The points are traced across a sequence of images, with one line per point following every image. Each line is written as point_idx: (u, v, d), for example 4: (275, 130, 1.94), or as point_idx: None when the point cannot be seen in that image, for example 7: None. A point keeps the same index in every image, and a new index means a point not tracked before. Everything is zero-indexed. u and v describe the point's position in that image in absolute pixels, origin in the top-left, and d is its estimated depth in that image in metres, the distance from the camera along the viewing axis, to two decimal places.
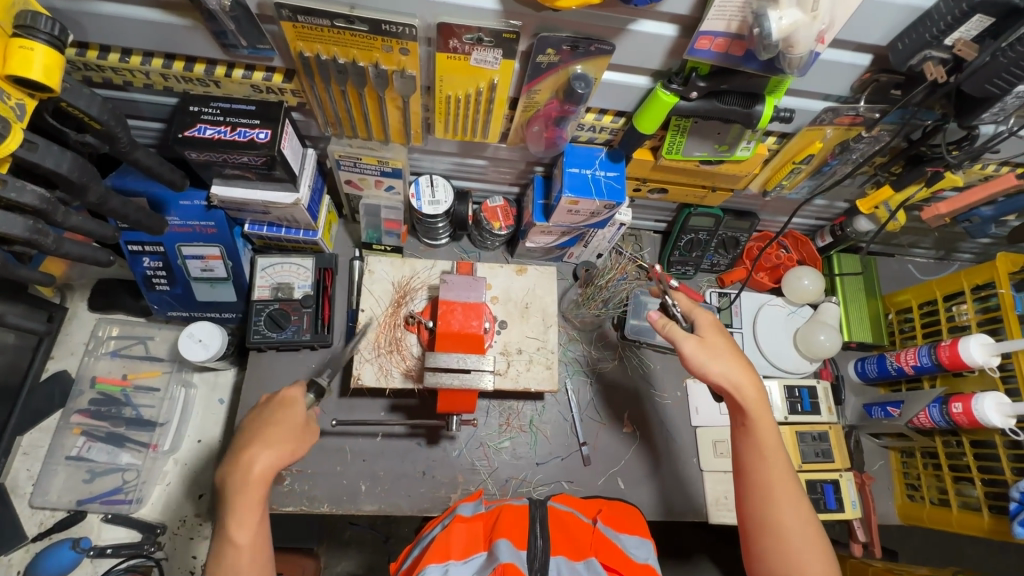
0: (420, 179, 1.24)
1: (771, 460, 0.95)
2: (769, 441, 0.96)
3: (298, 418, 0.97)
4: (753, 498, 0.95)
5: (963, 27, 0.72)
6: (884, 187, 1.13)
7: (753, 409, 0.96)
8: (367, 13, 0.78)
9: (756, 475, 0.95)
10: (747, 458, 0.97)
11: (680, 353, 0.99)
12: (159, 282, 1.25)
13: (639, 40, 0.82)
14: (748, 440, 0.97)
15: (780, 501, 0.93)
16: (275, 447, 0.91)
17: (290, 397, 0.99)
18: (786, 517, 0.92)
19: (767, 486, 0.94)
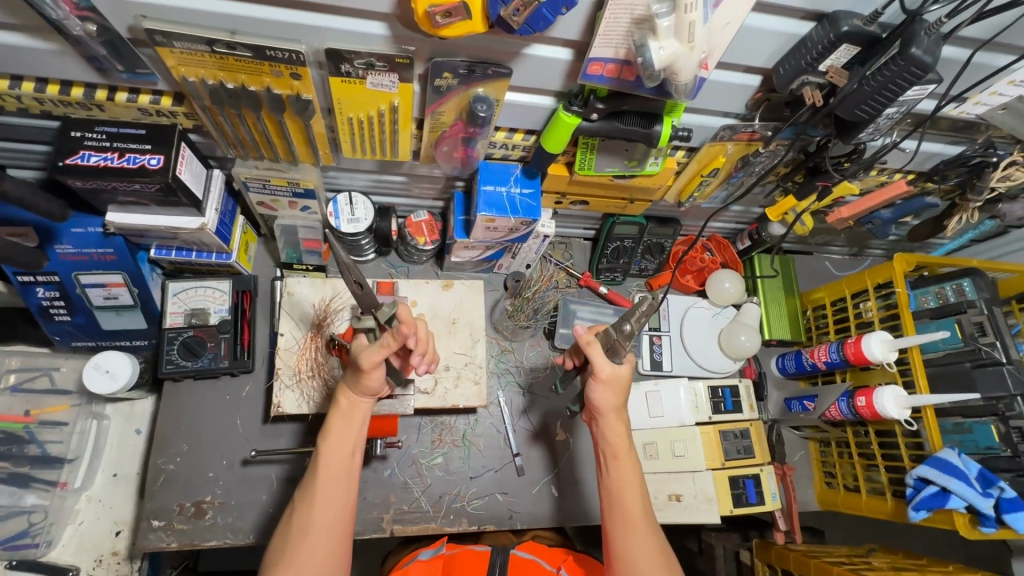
0: (338, 197, 1.20)
1: (637, 492, 0.98)
2: (628, 471, 0.98)
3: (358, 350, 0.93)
4: (620, 529, 0.95)
5: (833, 55, 0.75)
6: (788, 196, 1.18)
7: (623, 443, 1.00)
8: (249, 39, 0.75)
9: (624, 504, 0.96)
10: (617, 489, 0.98)
11: (595, 370, 0.98)
12: (59, 313, 1.18)
13: (536, 63, 0.82)
14: (619, 470, 0.99)
15: (641, 532, 0.94)
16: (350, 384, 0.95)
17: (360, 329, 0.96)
18: (644, 549, 0.93)
19: (630, 515, 0.96)
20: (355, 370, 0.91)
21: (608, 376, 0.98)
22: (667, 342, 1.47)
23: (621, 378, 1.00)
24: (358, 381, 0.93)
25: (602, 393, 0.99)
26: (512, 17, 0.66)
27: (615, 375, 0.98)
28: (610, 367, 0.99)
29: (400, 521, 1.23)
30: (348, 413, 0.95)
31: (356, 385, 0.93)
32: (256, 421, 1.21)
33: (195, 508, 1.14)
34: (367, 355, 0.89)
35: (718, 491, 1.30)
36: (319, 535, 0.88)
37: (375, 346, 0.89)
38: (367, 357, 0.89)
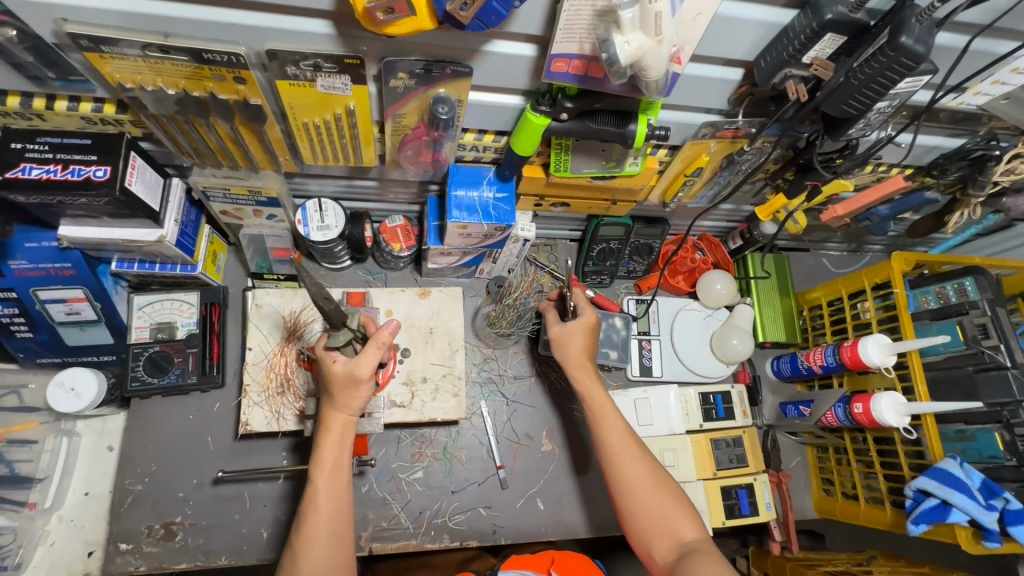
0: (307, 204, 1.14)
1: (615, 423, 1.02)
2: (601, 405, 1.05)
3: (340, 371, 0.87)
4: (610, 463, 0.99)
5: (818, 46, 0.69)
6: (778, 195, 1.12)
7: (592, 384, 1.07)
8: (183, 42, 0.69)
9: (607, 439, 1.01)
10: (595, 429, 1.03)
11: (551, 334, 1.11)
12: (20, 330, 1.14)
13: (497, 61, 0.76)
14: (595, 411, 1.04)
15: (630, 462, 0.98)
16: (337, 405, 0.90)
17: (322, 347, 0.89)
18: (636, 472, 0.97)
19: (614, 448, 1.00)
20: (349, 386, 0.88)
21: (557, 333, 1.11)
22: (657, 346, 1.42)
23: (575, 328, 1.10)
24: (344, 397, 0.89)
25: (562, 344, 1.10)
26: (460, 11, 0.60)
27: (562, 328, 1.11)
28: (559, 326, 1.12)
29: (379, 539, 1.19)
30: (338, 436, 0.91)
31: (348, 405, 0.89)
32: (227, 438, 1.17)
33: (164, 530, 1.10)
34: (362, 365, 0.87)
35: (710, 502, 1.26)
36: (320, 547, 0.85)
37: (365, 352, 0.87)
38: (365, 364, 0.87)
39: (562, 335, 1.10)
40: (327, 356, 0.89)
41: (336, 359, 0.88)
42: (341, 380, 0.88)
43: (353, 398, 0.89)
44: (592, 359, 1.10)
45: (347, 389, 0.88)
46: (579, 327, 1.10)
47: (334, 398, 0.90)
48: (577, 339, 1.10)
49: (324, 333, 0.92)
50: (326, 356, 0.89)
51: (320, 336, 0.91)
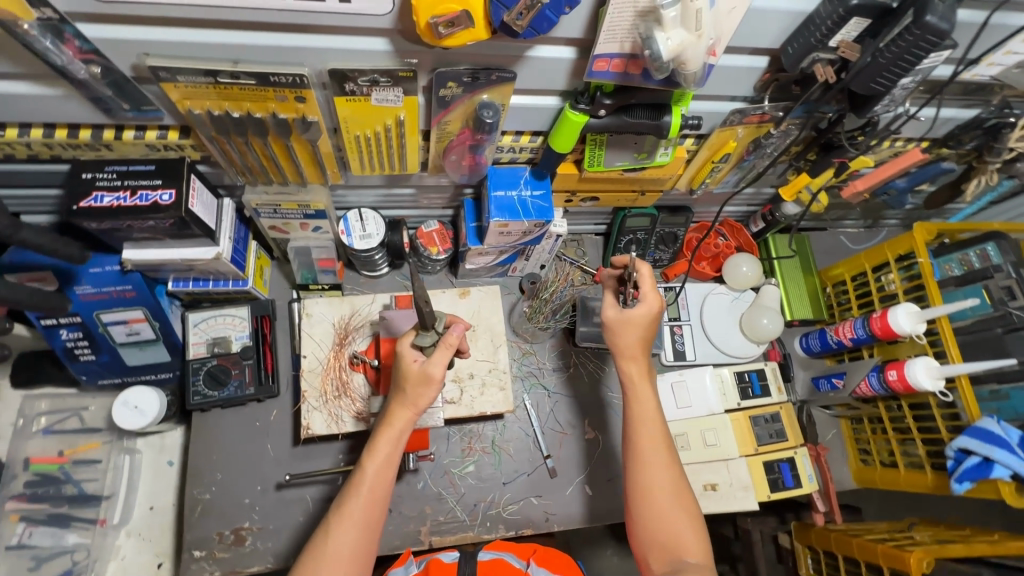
0: (348, 215, 1.20)
1: (653, 426, 1.01)
2: (644, 408, 1.02)
3: (414, 370, 0.92)
4: (634, 462, 0.99)
5: (844, 30, 0.74)
6: (801, 175, 1.17)
7: (638, 379, 1.04)
8: (252, 67, 0.74)
9: (638, 438, 1.00)
10: (631, 425, 1.02)
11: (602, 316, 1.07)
12: (84, 353, 1.19)
13: (540, 65, 0.81)
14: (634, 409, 1.03)
15: (655, 467, 0.97)
16: (403, 403, 0.93)
17: (404, 344, 0.94)
18: (658, 480, 0.96)
19: (644, 450, 0.99)
20: (421, 386, 0.92)
21: (614, 320, 1.06)
22: (689, 331, 1.46)
23: (634, 316, 1.04)
24: (407, 388, 0.93)
25: (618, 332, 1.06)
26: (516, 21, 0.64)
27: (619, 313, 1.05)
28: (615, 311, 1.07)
29: (438, 532, 1.23)
30: (394, 431, 0.94)
31: (416, 402, 0.93)
32: (286, 444, 1.22)
33: (234, 535, 1.15)
34: (435, 366, 0.91)
35: (753, 477, 1.30)
36: (349, 530, 0.89)
37: (438, 353, 0.91)
38: (438, 366, 0.92)
39: (620, 321, 1.05)
40: (407, 354, 0.94)
41: (413, 356, 0.94)
42: (413, 378, 0.92)
43: (420, 396, 0.93)
44: (648, 351, 1.06)
45: (418, 387, 0.92)
46: (641, 314, 1.04)
47: (403, 393, 0.94)
48: (634, 329, 1.04)
49: (411, 329, 0.97)
50: (407, 354, 0.93)
51: (405, 334, 0.96)
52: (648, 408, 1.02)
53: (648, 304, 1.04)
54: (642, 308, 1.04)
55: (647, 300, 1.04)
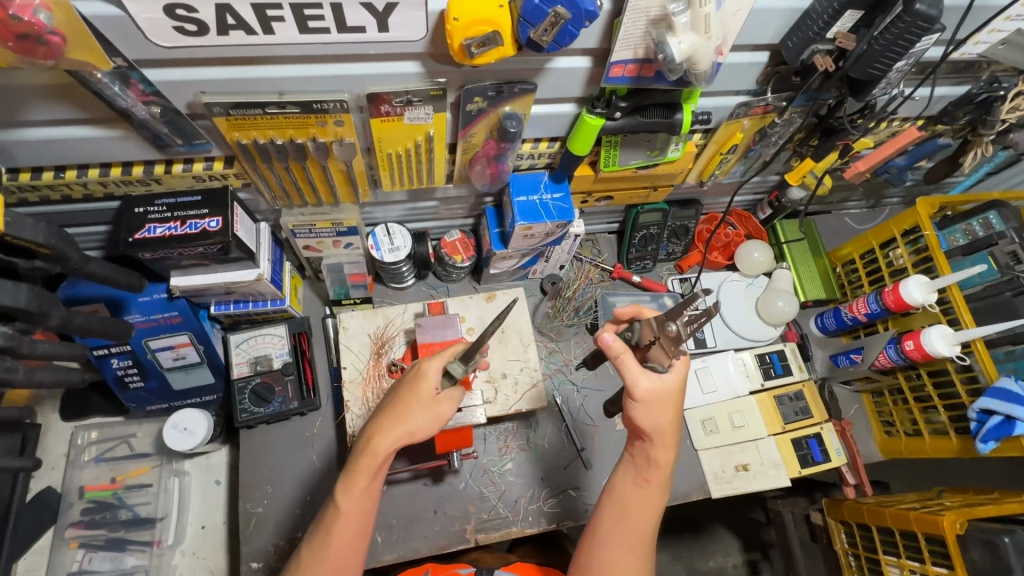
0: (376, 230, 1.26)
1: (651, 516, 0.89)
2: (652, 499, 0.89)
3: (427, 394, 0.90)
4: (609, 537, 0.88)
5: (840, 21, 0.80)
6: (806, 160, 1.22)
7: (663, 473, 0.89)
8: (297, 97, 0.81)
9: (632, 521, 0.89)
10: (630, 504, 0.89)
11: (632, 385, 0.85)
12: (133, 380, 1.24)
13: (559, 75, 0.87)
14: (643, 492, 0.89)
15: (635, 553, 0.88)
16: (396, 421, 0.88)
17: (432, 364, 0.93)
18: (629, 563, 0.87)
19: (632, 530, 0.88)
20: (429, 415, 0.90)
21: (643, 395, 0.85)
22: (707, 319, 1.51)
23: (664, 393, 0.86)
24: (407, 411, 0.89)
25: (646, 412, 0.86)
26: (542, 37, 0.71)
27: (653, 387, 0.86)
28: (648, 383, 0.86)
29: (483, 529, 1.27)
30: (375, 463, 0.88)
31: (406, 425, 0.88)
32: (331, 454, 1.26)
33: (288, 546, 1.19)
34: (446, 402, 0.91)
35: (783, 455, 1.34)
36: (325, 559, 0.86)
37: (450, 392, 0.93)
38: (450, 406, 0.92)
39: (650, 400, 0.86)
40: (430, 376, 0.92)
41: (434, 381, 0.92)
42: (426, 405, 0.90)
43: (422, 426, 0.89)
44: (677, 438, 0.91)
45: (422, 414, 0.89)
46: (672, 389, 0.87)
47: (402, 415, 0.89)
48: (664, 414, 0.87)
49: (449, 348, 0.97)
50: (431, 376, 0.92)
51: (433, 356, 0.94)
52: (652, 500, 0.89)
53: (676, 377, 0.87)
54: (676, 380, 0.87)
55: (677, 369, 0.88)
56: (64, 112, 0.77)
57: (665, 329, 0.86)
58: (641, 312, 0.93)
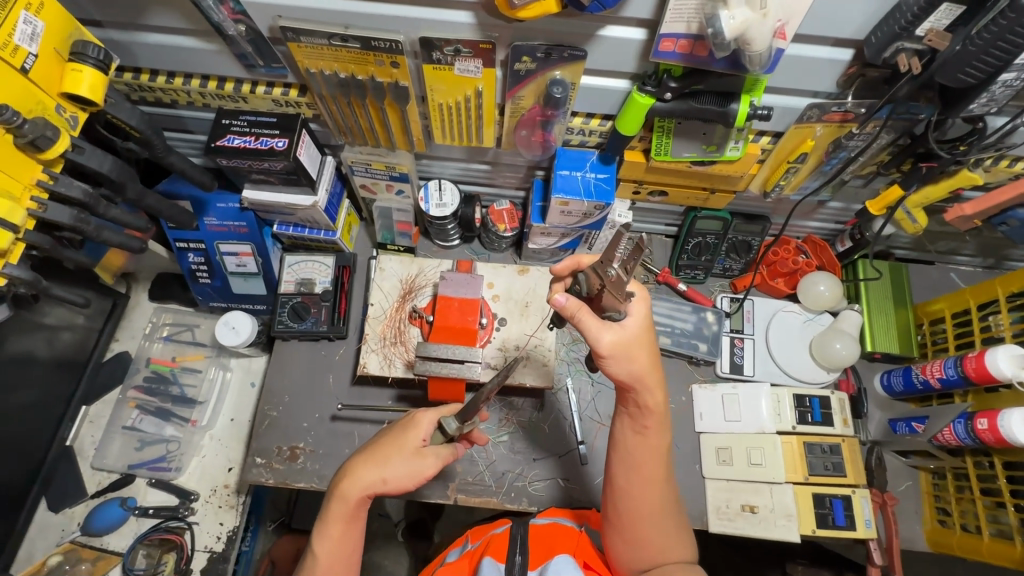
0: (429, 184, 1.31)
1: (660, 460, 0.93)
2: (655, 440, 0.92)
3: (411, 447, 0.95)
4: (630, 486, 0.92)
5: (933, 16, 0.71)
6: (894, 187, 1.08)
7: (659, 412, 0.90)
8: (359, 32, 0.88)
9: (644, 469, 0.92)
10: (638, 455, 0.92)
11: (596, 347, 0.84)
12: (202, 276, 1.42)
13: (611, 45, 0.85)
14: (645, 437, 0.92)
15: (654, 497, 0.92)
16: (376, 466, 0.93)
17: (427, 417, 0.98)
18: (653, 503, 0.92)
19: (648, 475, 0.92)
20: (409, 467, 0.93)
21: (610, 348, 0.84)
22: (751, 346, 1.39)
23: (629, 341, 0.85)
24: (388, 456, 0.94)
25: (626, 360, 0.85)
26: None
27: (632, 333, 0.84)
28: (610, 336, 0.84)
29: (464, 491, 1.27)
30: (348, 504, 0.93)
31: (385, 470, 0.92)
32: (346, 380, 1.35)
33: (290, 451, 1.29)
34: (429, 459, 0.95)
35: (799, 507, 1.21)
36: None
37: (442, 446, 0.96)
38: (435, 464, 0.95)
39: (641, 340, 0.86)
40: (423, 427, 0.97)
41: (424, 432, 0.97)
42: (408, 457, 0.94)
43: (398, 476, 0.92)
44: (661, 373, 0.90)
45: (405, 463, 0.93)
46: (635, 335, 0.85)
47: (384, 458, 0.94)
48: (650, 349, 0.87)
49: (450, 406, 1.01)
50: (423, 428, 0.97)
51: (431, 408, 1.00)
52: (656, 438, 0.92)
53: (634, 319, 0.85)
54: (641, 321, 0.85)
55: (634, 311, 0.85)
56: (175, 21, 0.91)
57: (607, 275, 0.80)
58: (579, 264, 0.92)
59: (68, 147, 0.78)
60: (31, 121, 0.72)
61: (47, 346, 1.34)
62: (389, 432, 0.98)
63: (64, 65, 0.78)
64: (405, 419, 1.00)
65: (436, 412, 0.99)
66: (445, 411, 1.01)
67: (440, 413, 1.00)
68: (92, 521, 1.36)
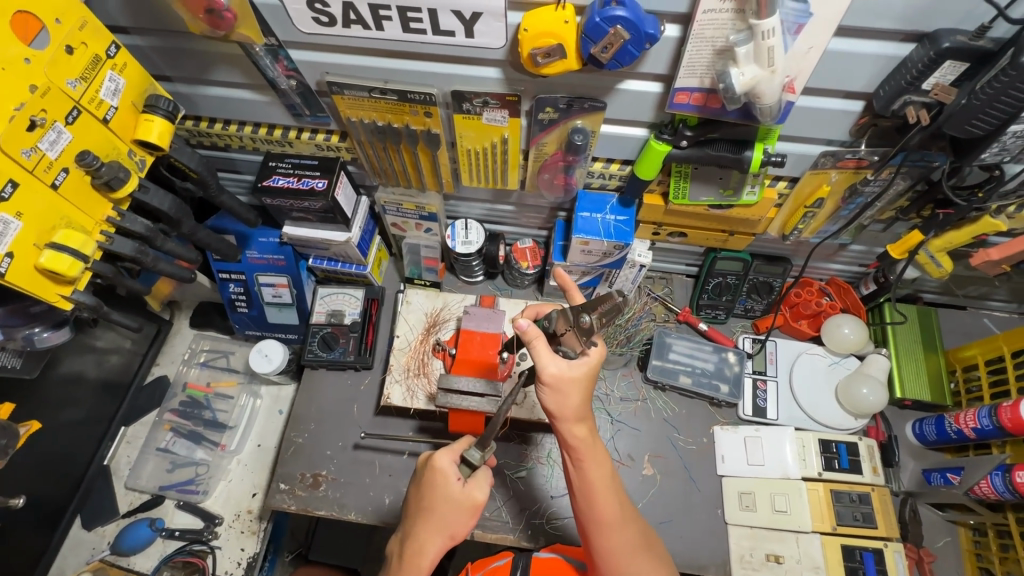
0: (456, 222, 1.37)
1: (610, 491, 0.94)
2: (601, 472, 0.94)
3: (454, 492, 0.93)
4: (595, 526, 0.94)
5: (937, 72, 0.74)
6: (913, 231, 1.09)
7: (588, 443, 0.93)
8: (397, 86, 0.97)
9: (600, 504, 0.93)
10: (589, 492, 0.93)
11: (542, 373, 0.88)
12: (240, 305, 1.50)
13: (629, 97, 0.91)
14: (590, 472, 0.93)
15: (617, 528, 0.93)
16: (438, 528, 0.93)
17: (449, 460, 0.95)
18: (621, 537, 0.93)
19: (604, 514, 0.93)
20: (464, 510, 0.94)
21: (552, 378, 0.89)
22: (774, 388, 1.37)
23: (573, 375, 0.89)
24: (443, 517, 0.93)
25: (557, 394, 0.90)
26: (601, 53, 0.76)
27: (568, 371, 0.89)
28: (556, 365, 0.89)
29: (482, 526, 1.25)
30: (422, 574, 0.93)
31: (453, 529, 0.94)
32: (369, 411, 1.39)
33: (313, 479, 1.32)
34: (476, 490, 0.95)
35: (827, 558, 1.17)
36: None
37: (481, 479, 0.96)
38: (481, 490, 0.96)
39: (577, 379, 0.90)
40: (450, 471, 0.95)
41: (453, 473, 0.95)
42: (459, 502, 0.94)
43: (460, 523, 0.94)
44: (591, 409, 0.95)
45: (460, 511, 0.94)
46: (580, 373, 0.90)
47: (440, 517, 0.94)
48: (581, 387, 0.91)
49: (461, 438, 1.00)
50: (451, 471, 0.94)
51: (445, 449, 0.97)
52: (599, 470, 0.93)
53: (588, 361, 0.91)
54: (586, 366, 0.91)
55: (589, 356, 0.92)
56: (235, 77, 1.02)
57: (579, 321, 0.89)
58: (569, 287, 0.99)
59: (135, 188, 0.87)
60: (107, 165, 0.81)
61: (96, 367, 1.43)
62: (422, 487, 0.96)
63: (137, 115, 0.89)
64: (427, 469, 0.96)
65: (451, 450, 0.97)
66: (460, 446, 0.99)
67: (456, 450, 0.98)
68: (122, 540, 1.40)
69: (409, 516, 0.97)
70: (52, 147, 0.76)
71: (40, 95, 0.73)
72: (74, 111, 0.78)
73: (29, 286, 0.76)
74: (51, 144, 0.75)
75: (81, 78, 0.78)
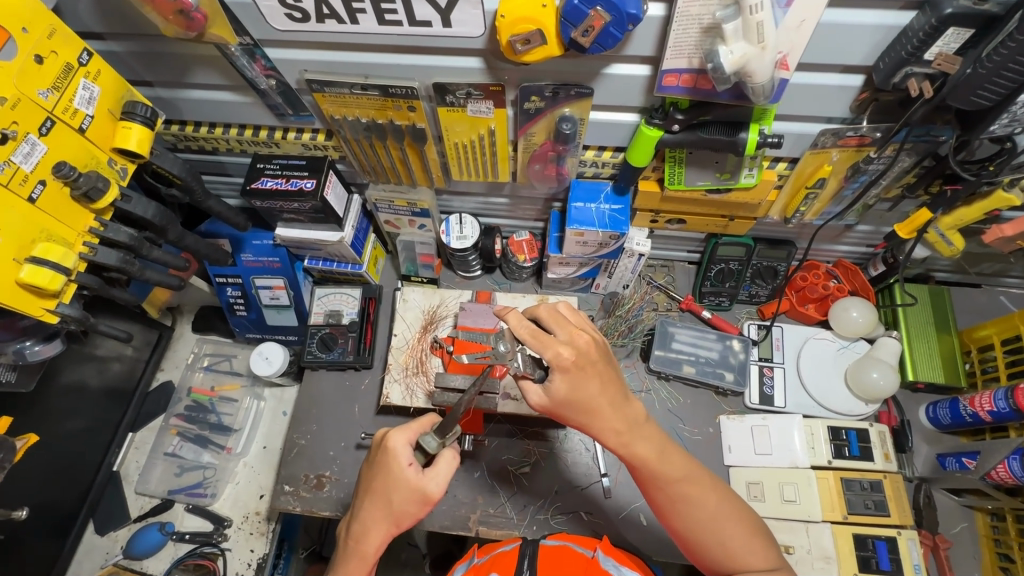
0: (450, 217, 1.34)
1: (675, 459, 0.90)
2: (654, 434, 0.90)
3: (405, 476, 0.89)
4: (671, 504, 0.89)
5: (940, 41, 0.70)
6: (922, 209, 1.04)
7: (628, 423, 0.88)
8: (377, 81, 0.94)
9: (667, 475, 0.88)
10: (654, 466, 0.88)
11: (530, 405, 0.89)
12: (239, 308, 1.49)
13: (616, 82, 0.88)
14: (642, 448, 0.88)
15: (699, 495, 0.89)
16: (385, 510, 0.90)
17: (401, 443, 0.90)
18: (709, 503, 0.89)
19: (677, 484, 0.89)
20: (413, 499, 0.89)
21: (554, 401, 0.86)
22: (781, 375, 1.33)
23: (557, 399, 0.86)
24: (392, 499, 0.89)
25: (570, 409, 0.87)
26: (582, 37, 0.73)
27: (547, 397, 0.86)
28: (540, 393, 0.87)
29: (486, 523, 1.24)
30: (366, 559, 0.90)
31: (400, 518, 0.89)
32: (371, 410, 1.39)
33: (317, 480, 1.32)
34: (431, 482, 0.89)
35: (839, 549, 1.14)
36: None
37: (441, 466, 0.90)
38: (436, 483, 0.90)
39: (565, 402, 0.86)
40: (403, 453, 0.89)
41: (406, 458, 0.89)
42: (408, 489, 0.89)
43: (409, 512, 0.89)
44: (616, 395, 0.87)
45: (409, 497, 0.89)
46: (563, 391, 0.85)
47: (389, 499, 0.89)
48: (578, 397, 0.85)
49: (423, 418, 0.95)
50: (403, 453, 0.89)
51: (401, 429, 0.92)
52: (653, 440, 0.89)
53: (557, 378, 0.85)
54: (561, 386, 0.85)
55: (554, 379, 0.85)
56: (215, 79, 1.00)
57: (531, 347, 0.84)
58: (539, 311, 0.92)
59: (116, 197, 0.86)
60: (85, 175, 0.80)
61: (99, 376, 1.43)
62: (374, 467, 0.92)
63: (115, 124, 0.87)
64: (381, 449, 0.92)
65: (407, 431, 0.92)
66: (419, 428, 0.94)
67: (413, 431, 0.92)
68: (134, 545, 1.42)
69: (361, 494, 0.94)
70: (26, 159, 0.75)
71: (10, 107, 0.72)
72: (48, 121, 0.77)
73: (13, 303, 0.76)
74: (25, 156, 0.75)
75: (54, 88, 0.77)
